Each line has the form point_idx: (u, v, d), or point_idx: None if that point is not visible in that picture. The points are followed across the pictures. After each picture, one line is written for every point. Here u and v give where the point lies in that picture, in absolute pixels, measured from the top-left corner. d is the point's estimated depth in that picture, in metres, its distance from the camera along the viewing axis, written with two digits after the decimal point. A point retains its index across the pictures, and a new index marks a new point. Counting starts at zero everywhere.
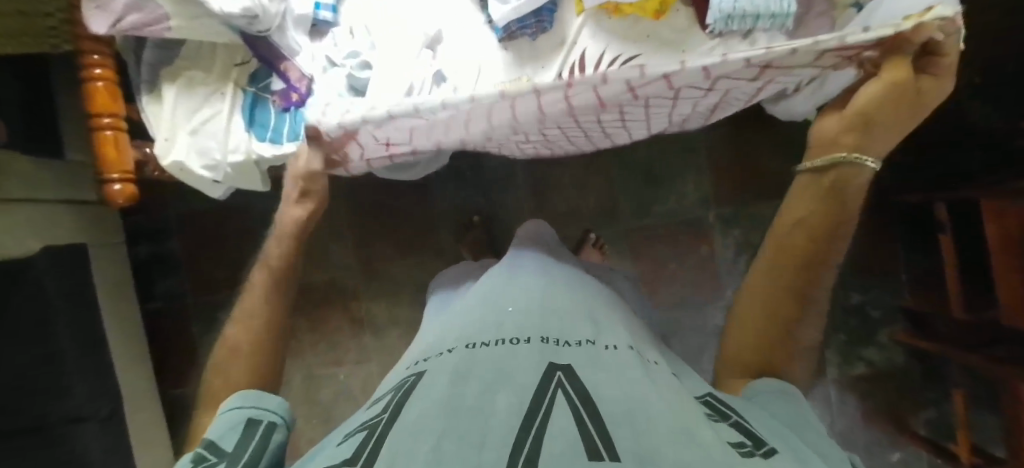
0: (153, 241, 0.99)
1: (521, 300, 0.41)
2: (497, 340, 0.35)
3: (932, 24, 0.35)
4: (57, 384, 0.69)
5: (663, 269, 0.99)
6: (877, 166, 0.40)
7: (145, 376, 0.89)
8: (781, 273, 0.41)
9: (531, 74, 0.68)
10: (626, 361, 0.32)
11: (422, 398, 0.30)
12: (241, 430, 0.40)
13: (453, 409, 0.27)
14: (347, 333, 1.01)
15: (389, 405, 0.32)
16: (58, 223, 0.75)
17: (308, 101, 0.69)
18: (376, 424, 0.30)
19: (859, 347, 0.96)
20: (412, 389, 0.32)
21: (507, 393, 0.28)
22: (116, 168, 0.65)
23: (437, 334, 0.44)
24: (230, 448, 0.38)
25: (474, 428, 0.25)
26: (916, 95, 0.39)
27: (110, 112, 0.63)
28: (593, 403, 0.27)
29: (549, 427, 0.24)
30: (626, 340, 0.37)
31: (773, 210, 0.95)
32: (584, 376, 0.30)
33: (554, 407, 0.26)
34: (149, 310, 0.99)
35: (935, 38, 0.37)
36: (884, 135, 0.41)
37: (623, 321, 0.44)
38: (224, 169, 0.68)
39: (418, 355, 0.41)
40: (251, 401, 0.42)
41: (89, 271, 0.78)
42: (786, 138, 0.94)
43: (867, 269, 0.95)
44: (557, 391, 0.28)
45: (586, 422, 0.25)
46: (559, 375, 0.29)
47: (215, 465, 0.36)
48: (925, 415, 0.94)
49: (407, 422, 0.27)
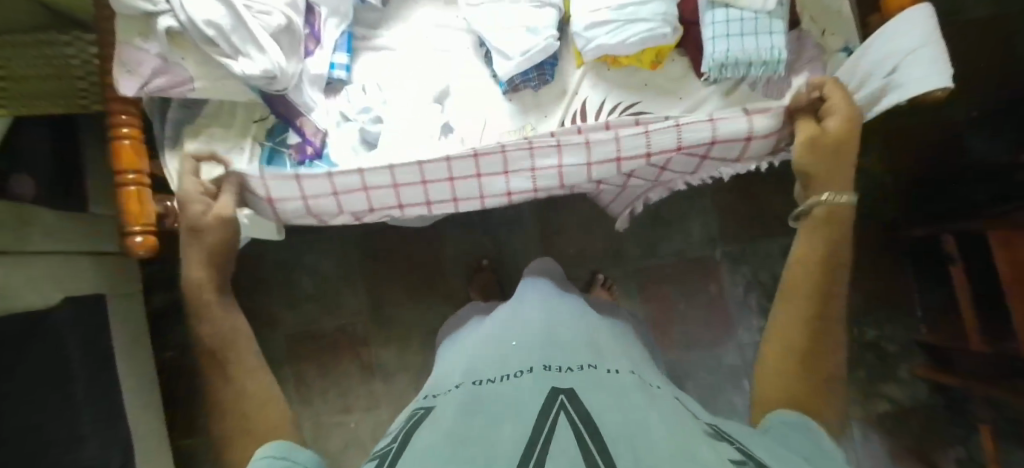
0: (170, 289, 1.00)
1: (523, 334, 0.42)
2: (501, 374, 0.35)
3: (805, 92, 0.57)
4: (73, 434, 0.69)
5: (673, 309, 0.99)
6: (851, 199, 0.52)
7: (157, 428, 0.88)
8: (794, 295, 0.47)
9: (535, 123, 0.72)
10: (624, 384, 0.33)
11: (428, 431, 0.30)
12: None
13: (457, 440, 0.27)
14: (357, 379, 1.00)
15: (398, 437, 0.31)
16: (77, 274, 0.77)
17: (323, 154, 0.72)
18: (385, 453, 0.30)
19: (878, 384, 0.93)
20: (421, 422, 0.32)
21: (510, 423, 0.28)
22: (139, 221, 0.66)
23: (440, 374, 0.44)
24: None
25: (479, 455, 0.25)
26: (832, 133, 0.54)
27: (135, 168, 0.65)
28: (594, 424, 0.27)
29: (550, 449, 0.25)
30: (627, 365, 0.38)
31: (780, 247, 0.96)
32: (586, 398, 0.30)
33: (556, 429, 0.26)
34: (161, 361, 0.99)
35: (819, 96, 0.56)
36: (829, 182, 0.53)
37: (627, 349, 0.44)
38: (240, 221, 0.71)
39: (427, 389, 0.41)
40: (281, 452, 0.41)
41: (102, 324, 0.79)
42: (786, 175, 0.97)
43: (879, 303, 0.94)
44: (558, 414, 0.28)
45: (588, 445, 0.25)
46: (562, 399, 0.29)
47: None
48: (953, 453, 0.90)
49: (412, 455, 0.27)
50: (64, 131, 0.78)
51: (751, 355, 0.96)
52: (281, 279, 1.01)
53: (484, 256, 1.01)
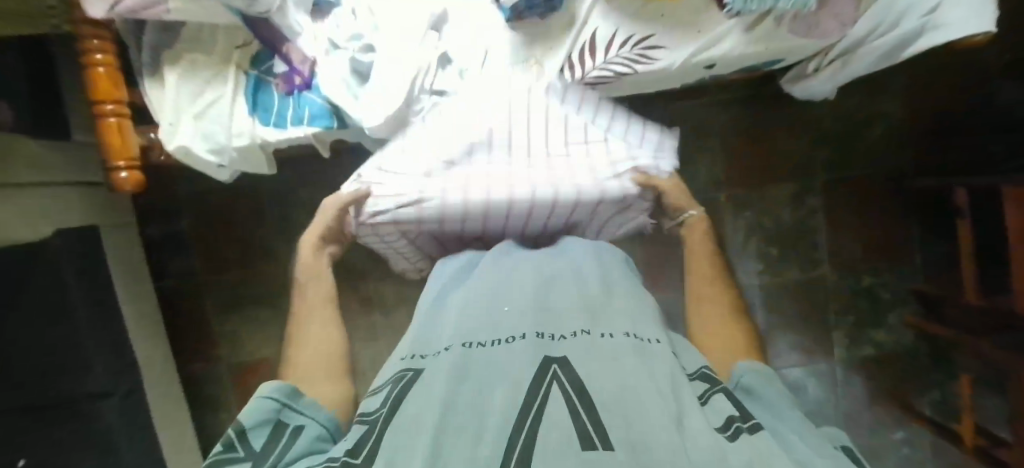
0: (164, 221, 0.98)
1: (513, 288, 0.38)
2: (493, 339, 0.32)
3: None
4: (79, 362, 0.70)
5: (672, 252, 0.98)
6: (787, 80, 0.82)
7: (159, 354, 0.91)
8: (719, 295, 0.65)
9: (540, 57, 0.67)
10: (621, 350, 0.30)
11: (416, 397, 0.28)
12: (268, 426, 0.39)
13: (447, 404, 0.26)
14: (356, 311, 1.02)
15: (389, 400, 0.30)
16: (67, 206, 0.75)
17: (312, 83, 0.69)
18: (377, 419, 0.30)
19: (867, 329, 0.95)
20: (408, 387, 0.30)
21: (501, 387, 0.27)
22: (122, 155, 0.65)
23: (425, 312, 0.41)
24: (259, 447, 0.37)
25: (470, 424, 0.25)
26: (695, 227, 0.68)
27: (112, 99, 0.63)
28: (587, 393, 0.26)
29: (543, 421, 0.24)
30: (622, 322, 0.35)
31: (787, 192, 0.95)
32: (579, 365, 0.29)
33: (548, 398, 0.26)
34: (160, 287, 0.99)
35: None
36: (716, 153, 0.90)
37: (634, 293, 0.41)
38: (229, 153, 0.69)
39: (408, 348, 0.37)
40: (281, 393, 0.41)
41: (98, 253, 0.78)
42: (800, 116, 0.93)
43: (877, 255, 0.95)
44: (552, 384, 0.27)
45: (582, 416, 0.24)
46: (554, 367, 0.28)
47: (241, 459, 0.36)
48: (929, 396, 0.93)
49: (404, 422, 0.27)
50: (38, 72, 0.72)
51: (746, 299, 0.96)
52: (278, 212, 0.98)
53: None
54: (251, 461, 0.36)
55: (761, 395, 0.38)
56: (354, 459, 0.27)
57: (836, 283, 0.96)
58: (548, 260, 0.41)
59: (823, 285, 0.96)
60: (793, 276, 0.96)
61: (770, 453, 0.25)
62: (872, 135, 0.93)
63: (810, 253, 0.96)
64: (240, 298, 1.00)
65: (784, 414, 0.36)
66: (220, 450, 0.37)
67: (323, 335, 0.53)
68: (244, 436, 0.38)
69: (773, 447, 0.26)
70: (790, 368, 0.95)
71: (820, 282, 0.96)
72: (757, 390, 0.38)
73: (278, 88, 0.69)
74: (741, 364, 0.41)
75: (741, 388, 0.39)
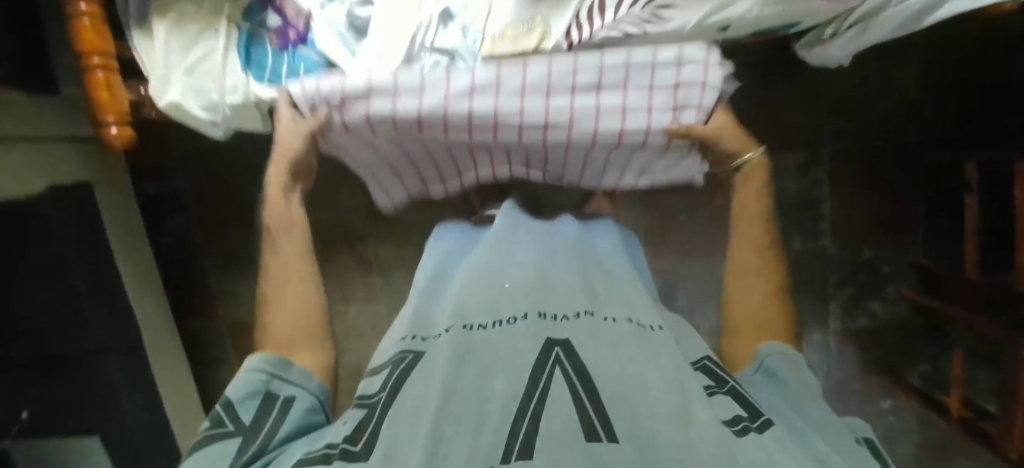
0: (159, 179, 0.96)
1: (514, 269, 0.37)
2: (494, 321, 0.32)
3: None
4: (76, 320, 0.72)
5: (674, 220, 0.96)
6: (799, 44, 0.79)
7: (160, 312, 0.91)
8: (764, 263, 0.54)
9: (545, 16, 0.63)
10: (624, 336, 0.30)
11: (417, 382, 0.28)
12: (258, 401, 0.39)
13: (448, 389, 0.26)
14: (355, 272, 1.02)
15: (389, 383, 0.30)
16: (59, 163, 0.74)
17: (307, 38, 0.66)
18: (376, 403, 0.29)
19: (864, 300, 0.96)
20: (409, 370, 0.30)
21: (504, 372, 0.27)
22: (112, 110, 0.63)
23: (425, 294, 0.40)
24: (249, 422, 0.38)
25: (471, 409, 0.25)
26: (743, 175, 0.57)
27: (98, 52, 0.60)
28: (590, 380, 0.26)
29: (546, 408, 0.24)
30: (627, 305, 0.35)
31: (793, 162, 0.94)
32: (582, 349, 0.29)
33: (551, 384, 0.26)
34: (159, 246, 0.99)
35: None
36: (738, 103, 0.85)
37: (634, 279, 0.40)
38: (223, 110, 0.67)
39: (409, 325, 0.36)
40: (272, 367, 0.42)
41: (93, 212, 0.78)
42: (813, 81, 0.90)
43: (881, 228, 0.94)
44: (554, 368, 0.27)
45: (586, 405, 0.24)
46: (557, 350, 0.28)
47: (231, 435, 0.37)
48: (920, 368, 0.94)
49: (405, 405, 0.27)
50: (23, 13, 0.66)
51: None
52: None
53: None
54: (243, 435, 0.36)
55: (782, 378, 0.39)
56: (352, 447, 0.26)
57: (836, 255, 0.95)
58: (547, 237, 0.42)
59: (824, 257, 0.96)
60: (793, 247, 0.96)
61: (780, 450, 0.24)
62: (885, 105, 0.90)
63: (812, 225, 0.95)
64: (238, 258, 1.00)
65: (801, 398, 0.37)
66: (211, 427, 0.37)
67: (299, 294, 0.50)
68: (235, 410, 0.38)
69: (785, 447, 0.25)
70: None
71: (820, 254, 0.96)
72: (780, 373, 0.40)
73: (273, 42, 0.66)
74: (770, 345, 0.43)
75: (765, 370, 0.41)
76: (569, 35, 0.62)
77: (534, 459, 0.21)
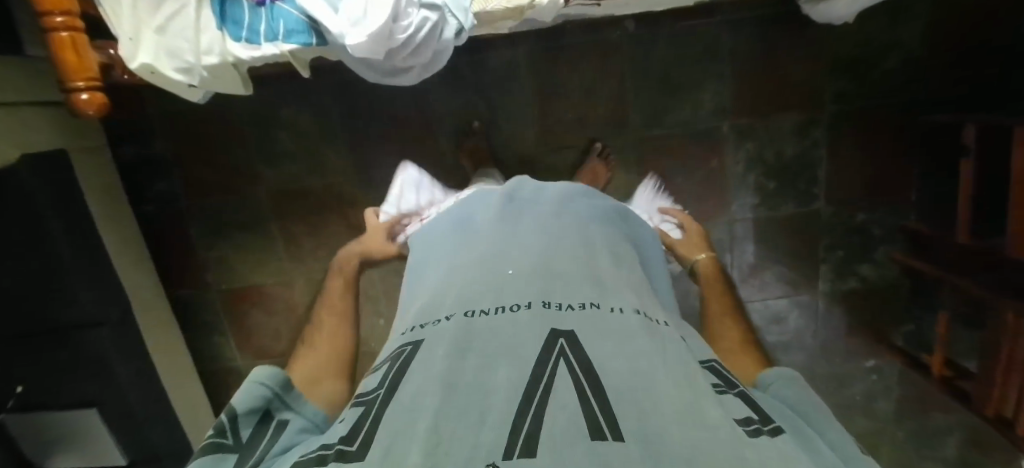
0: (137, 142, 0.92)
1: (520, 260, 0.37)
2: (496, 308, 0.32)
3: None
4: (64, 292, 0.70)
5: (669, 183, 0.95)
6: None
7: (147, 281, 0.90)
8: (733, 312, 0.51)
9: None
10: (630, 330, 0.30)
11: (420, 373, 0.28)
12: (257, 417, 0.34)
13: (450, 384, 0.26)
14: (344, 235, 0.97)
15: (388, 378, 0.30)
16: (33, 129, 0.71)
17: None
18: (375, 399, 0.28)
19: (854, 263, 0.96)
20: (410, 362, 0.30)
21: (507, 364, 0.27)
22: (80, 74, 0.59)
23: (428, 285, 0.39)
24: (247, 437, 0.32)
25: (474, 403, 0.24)
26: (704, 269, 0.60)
27: (62, 10, 0.55)
28: (595, 376, 0.26)
29: (550, 402, 0.24)
30: (635, 300, 0.34)
31: (793, 123, 0.91)
32: (586, 341, 0.28)
33: (554, 380, 0.26)
34: (143, 212, 0.96)
35: None
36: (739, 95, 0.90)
37: (643, 277, 0.40)
38: (199, 72, 0.63)
39: (411, 318, 0.36)
40: (280, 384, 0.36)
41: (71, 180, 0.75)
42: (818, 40, 0.87)
43: (875, 191, 0.93)
44: (557, 362, 0.27)
45: (590, 401, 0.24)
46: (561, 344, 0.28)
47: (229, 450, 0.31)
48: (904, 328, 0.98)
49: (405, 400, 0.26)
50: None
51: (738, 232, 0.96)
52: (256, 134, 0.92)
53: (477, 119, 0.92)
54: (240, 452, 0.31)
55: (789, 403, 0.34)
56: (348, 447, 0.25)
57: (830, 217, 0.95)
58: (550, 224, 0.43)
59: (818, 220, 0.95)
60: (788, 211, 0.95)
61: (792, 455, 0.24)
62: (888, 65, 0.87)
63: (807, 188, 0.94)
64: (225, 225, 0.97)
65: (816, 422, 0.32)
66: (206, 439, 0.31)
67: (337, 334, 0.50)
68: (236, 421, 0.33)
69: (798, 452, 0.24)
70: (773, 299, 0.98)
71: (814, 218, 0.95)
72: (782, 397, 0.34)
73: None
74: (766, 374, 0.38)
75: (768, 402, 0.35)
76: None
77: (538, 457, 0.20)
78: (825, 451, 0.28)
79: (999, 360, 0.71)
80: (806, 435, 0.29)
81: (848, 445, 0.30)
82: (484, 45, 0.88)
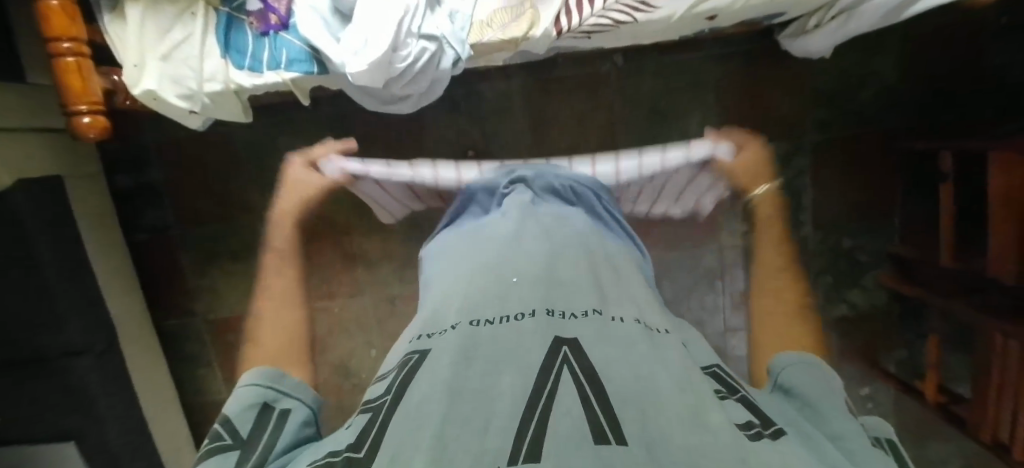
0: (133, 169, 0.93)
1: (525, 269, 0.37)
2: (501, 317, 0.32)
3: None
4: (51, 318, 0.69)
5: None
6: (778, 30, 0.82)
7: (133, 309, 0.88)
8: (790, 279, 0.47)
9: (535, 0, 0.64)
10: (633, 337, 0.30)
11: (425, 380, 0.28)
12: (257, 413, 0.33)
13: (454, 391, 0.26)
14: (339, 269, 0.99)
15: (392, 386, 0.29)
16: (31, 154, 0.71)
17: (289, 24, 0.64)
18: (381, 406, 0.28)
19: (843, 289, 0.98)
20: (415, 370, 0.30)
21: (510, 371, 0.27)
22: (83, 98, 0.60)
23: (433, 296, 0.39)
24: (247, 434, 0.32)
25: (479, 411, 0.24)
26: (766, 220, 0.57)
27: (69, 37, 0.57)
28: (599, 383, 0.26)
29: (554, 408, 0.24)
30: (637, 308, 0.34)
31: (778, 152, 0.94)
32: (590, 348, 0.29)
33: (558, 386, 0.26)
34: (135, 239, 0.95)
35: None
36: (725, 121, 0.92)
37: (644, 286, 0.40)
38: (201, 99, 0.64)
39: (417, 328, 0.36)
40: (270, 380, 0.36)
41: (65, 205, 0.75)
42: (797, 74, 0.92)
43: (860, 217, 0.96)
44: (562, 370, 0.27)
45: (594, 407, 0.24)
46: (565, 351, 0.28)
47: (230, 448, 0.30)
48: (896, 354, 0.98)
49: (409, 407, 0.26)
50: None
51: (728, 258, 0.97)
52: (252, 162, 0.93)
53: (471, 147, 0.94)
54: (242, 448, 0.30)
55: (799, 392, 0.34)
56: (355, 454, 0.25)
57: (818, 243, 0.97)
58: (553, 234, 0.43)
59: (806, 246, 0.97)
60: None
61: (793, 457, 0.24)
62: (864, 97, 0.92)
63: (795, 215, 0.96)
64: (217, 253, 0.96)
65: (823, 413, 0.32)
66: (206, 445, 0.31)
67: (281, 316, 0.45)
68: (232, 423, 0.32)
69: (801, 456, 0.24)
70: None
71: (803, 244, 0.97)
72: (790, 394, 0.34)
73: (252, 27, 0.63)
74: (782, 357, 0.37)
75: (781, 388, 0.35)
76: (557, 22, 0.62)
77: (541, 461, 0.20)
78: (833, 454, 0.27)
79: (992, 382, 0.71)
80: (813, 437, 0.29)
81: (854, 437, 0.30)
82: (479, 77, 0.91)
